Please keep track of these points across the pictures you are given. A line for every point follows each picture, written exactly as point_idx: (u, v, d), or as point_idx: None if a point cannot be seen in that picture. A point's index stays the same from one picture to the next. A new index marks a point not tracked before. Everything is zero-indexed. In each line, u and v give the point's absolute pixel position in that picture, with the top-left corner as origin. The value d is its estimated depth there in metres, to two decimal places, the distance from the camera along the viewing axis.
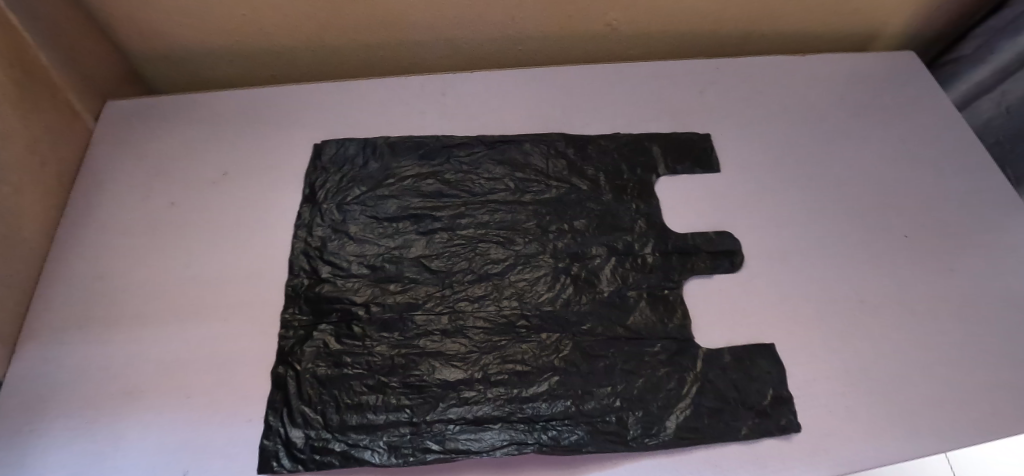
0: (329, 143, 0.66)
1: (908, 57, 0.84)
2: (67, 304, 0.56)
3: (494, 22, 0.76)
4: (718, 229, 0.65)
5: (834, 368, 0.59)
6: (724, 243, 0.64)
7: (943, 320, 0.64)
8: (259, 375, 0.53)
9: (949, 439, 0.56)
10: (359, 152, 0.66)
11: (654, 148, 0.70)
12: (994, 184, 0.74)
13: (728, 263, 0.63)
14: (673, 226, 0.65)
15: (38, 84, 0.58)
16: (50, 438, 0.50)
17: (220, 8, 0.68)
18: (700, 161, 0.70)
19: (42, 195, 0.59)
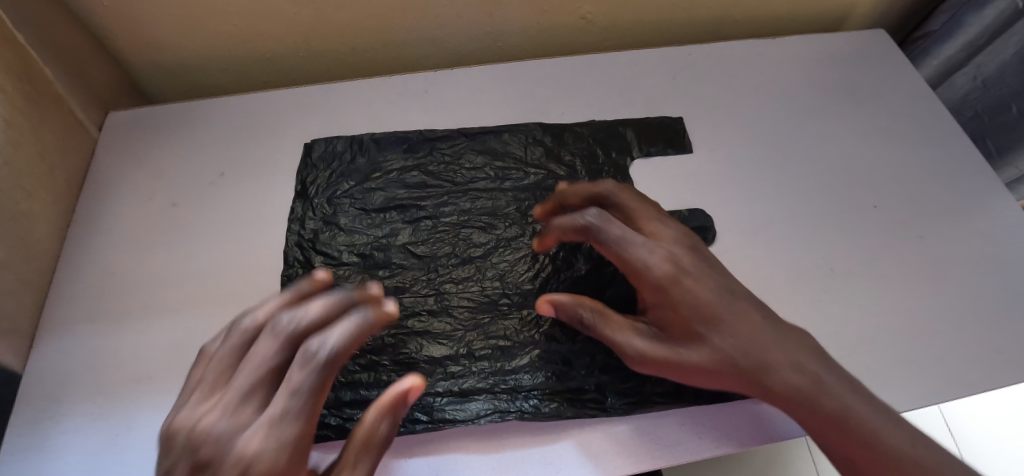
0: (318, 142, 0.69)
1: (878, 35, 0.86)
2: (80, 300, 0.60)
3: (473, 20, 0.79)
4: (691, 207, 0.68)
5: (806, 333, 0.62)
6: (697, 219, 0.67)
7: (912, 284, 0.66)
8: None
9: (917, 395, 0.59)
10: (347, 148, 0.69)
11: (630, 132, 0.73)
12: (962, 154, 0.76)
13: (701, 238, 0.66)
14: None
15: (45, 97, 0.62)
16: (68, 423, 0.54)
17: (212, 20, 0.72)
18: (673, 142, 0.73)
19: (53, 201, 0.63)
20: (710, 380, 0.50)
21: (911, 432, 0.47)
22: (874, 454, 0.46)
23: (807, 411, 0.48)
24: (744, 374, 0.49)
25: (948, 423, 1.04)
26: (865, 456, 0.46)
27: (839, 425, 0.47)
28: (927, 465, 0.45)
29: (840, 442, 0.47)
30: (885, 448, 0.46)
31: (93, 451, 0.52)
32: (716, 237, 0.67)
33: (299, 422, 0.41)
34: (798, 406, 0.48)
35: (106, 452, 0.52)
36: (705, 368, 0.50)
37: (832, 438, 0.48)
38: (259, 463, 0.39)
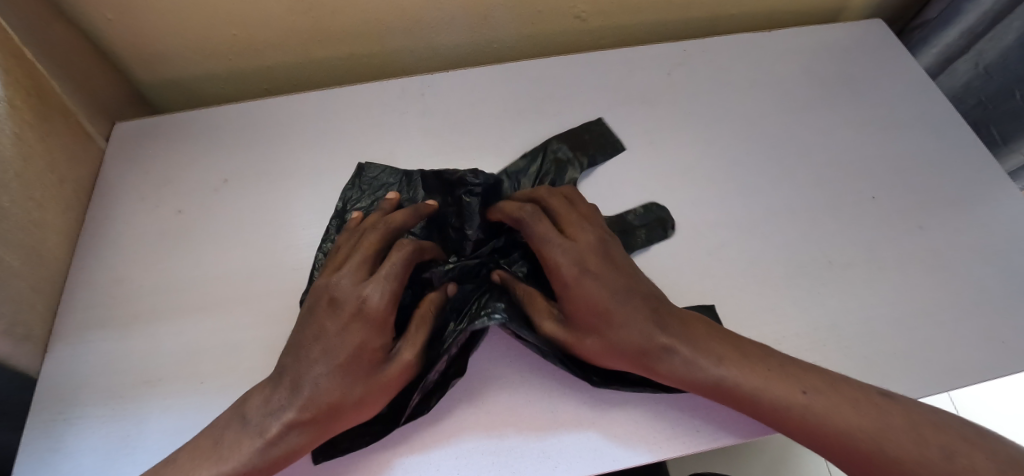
0: (370, 166, 0.69)
1: (874, 25, 0.86)
2: (91, 306, 0.62)
3: (468, 23, 0.80)
4: (644, 203, 0.68)
5: (805, 326, 0.62)
6: (654, 212, 0.67)
7: (914, 273, 0.66)
8: (262, 359, 0.58)
9: (918, 384, 0.59)
10: (392, 179, 0.68)
11: (561, 145, 0.72)
12: (962, 143, 0.75)
13: (662, 231, 0.66)
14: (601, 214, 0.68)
15: (54, 110, 0.64)
16: (82, 425, 0.56)
17: (213, 30, 0.74)
18: (607, 146, 0.72)
19: (62, 210, 0.65)
20: (612, 365, 0.54)
21: (800, 376, 0.52)
22: (760, 408, 0.51)
23: (696, 384, 0.52)
24: (641, 358, 0.53)
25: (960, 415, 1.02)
26: (755, 410, 0.51)
27: (728, 391, 0.51)
28: (815, 407, 0.50)
29: (732, 404, 0.52)
30: (770, 401, 0.51)
31: (106, 452, 0.54)
32: (713, 231, 0.67)
33: (396, 284, 0.54)
34: (692, 379, 0.52)
35: (119, 452, 0.54)
36: (606, 357, 0.54)
37: (727, 400, 0.52)
38: (367, 307, 0.53)
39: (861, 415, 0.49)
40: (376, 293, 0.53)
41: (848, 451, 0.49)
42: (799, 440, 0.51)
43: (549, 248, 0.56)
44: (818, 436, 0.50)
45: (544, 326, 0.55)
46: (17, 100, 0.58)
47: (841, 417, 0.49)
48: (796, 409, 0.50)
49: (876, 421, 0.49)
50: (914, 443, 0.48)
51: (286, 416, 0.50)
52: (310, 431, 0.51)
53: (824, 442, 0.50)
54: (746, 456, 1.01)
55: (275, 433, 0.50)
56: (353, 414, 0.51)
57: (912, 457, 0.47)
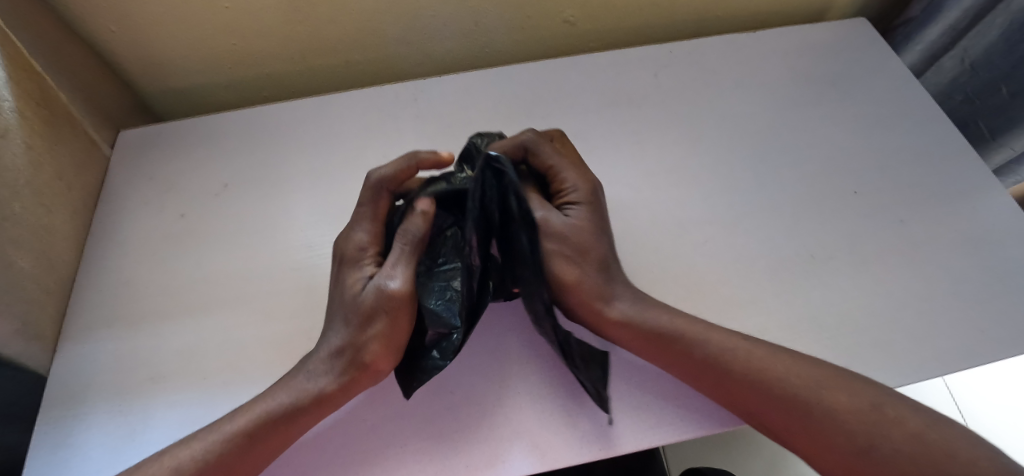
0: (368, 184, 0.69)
1: (858, 24, 0.88)
2: (98, 307, 0.65)
3: (459, 29, 0.83)
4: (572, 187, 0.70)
5: (787, 317, 0.63)
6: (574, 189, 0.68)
7: (895, 265, 0.67)
8: (262, 354, 0.61)
9: (899, 374, 0.60)
10: None
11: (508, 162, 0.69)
12: (944, 137, 0.77)
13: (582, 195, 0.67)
14: None
15: (61, 119, 0.67)
16: (91, 421, 0.58)
17: (212, 39, 0.76)
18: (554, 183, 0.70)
19: (70, 215, 0.67)
20: (566, 276, 0.59)
21: (739, 334, 0.56)
22: (698, 351, 0.54)
23: (626, 326, 0.57)
24: (585, 288, 0.58)
25: (958, 407, 1.03)
26: (699, 353, 0.54)
27: (666, 332, 0.55)
28: (752, 355, 0.53)
29: (677, 351, 0.55)
30: (713, 347, 0.54)
31: (115, 446, 0.57)
32: (697, 228, 0.69)
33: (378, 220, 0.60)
34: (630, 319, 0.57)
35: (127, 445, 0.57)
36: (564, 267, 0.59)
37: (665, 348, 0.55)
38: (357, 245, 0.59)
39: (795, 365, 0.52)
40: (362, 233, 0.60)
41: (784, 400, 0.51)
42: (737, 397, 0.53)
43: (570, 170, 0.64)
44: (756, 383, 0.52)
45: (538, 213, 0.61)
46: (26, 110, 0.61)
47: (777, 363, 0.52)
48: (737, 353, 0.53)
49: (809, 373, 0.52)
50: (844, 392, 0.50)
51: (320, 368, 0.55)
52: (344, 375, 0.55)
53: (765, 393, 0.51)
54: (744, 451, 1.03)
55: (312, 383, 0.54)
56: (377, 350, 0.55)
57: (845, 405, 0.49)
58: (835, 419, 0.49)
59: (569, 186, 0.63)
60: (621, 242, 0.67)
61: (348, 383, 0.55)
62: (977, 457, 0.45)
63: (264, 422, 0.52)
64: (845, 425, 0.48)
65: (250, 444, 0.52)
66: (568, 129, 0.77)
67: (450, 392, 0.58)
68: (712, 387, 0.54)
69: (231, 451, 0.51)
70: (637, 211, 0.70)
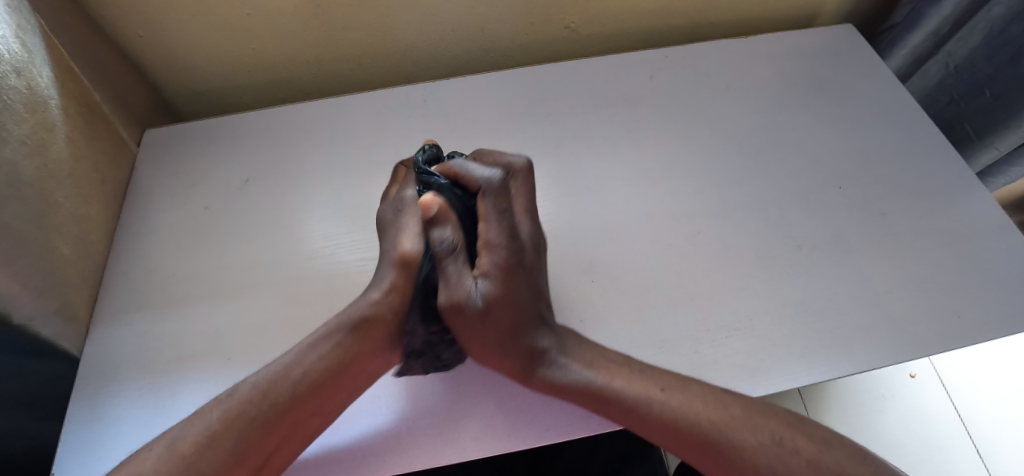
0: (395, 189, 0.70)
1: (845, 30, 0.93)
2: (128, 292, 0.69)
3: (466, 34, 0.87)
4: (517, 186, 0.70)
5: (774, 303, 0.67)
6: None
7: (878, 256, 0.71)
8: (281, 336, 0.65)
9: (879, 356, 0.64)
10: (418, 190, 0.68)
11: None
12: (925, 137, 0.81)
13: None
14: (585, 216, 0.73)
15: (96, 116, 0.71)
16: (124, 397, 0.62)
17: (234, 43, 0.81)
18: None
19: (103, 206, 0.72)
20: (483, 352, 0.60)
21: (661, 377, 0.58)
22: (622, 406, 0.56)
23: (551, 386, 0.58)
24: (507, 363, 0.59)
25: (957, 411, 1.06)
26: (622, 407, 0.56)
27: (590, 388, 0.57)
28: (669, 403, 0.55)
29: (596, 406, 0.57)
30: (629, 401, 0.56)
31: (145, 420, 0.61)
32: (690, 219, 0.73)
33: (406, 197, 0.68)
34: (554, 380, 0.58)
35: (157, 419, 0.61)
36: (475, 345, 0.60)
37: (590, 402, 0.57)
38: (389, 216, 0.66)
39: (703, 402, 0.55)
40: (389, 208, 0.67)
41: (696, 437, 0.53)
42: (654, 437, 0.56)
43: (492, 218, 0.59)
44: (670, 425, 0.54)
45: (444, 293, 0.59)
46: (68, 107, 0.65)
47: (688, 404, 0.55)
48: (656, 404, 0.55)
49: (720, 410, 0.54)
50: (750, 429, 0.53)
51: (379, 281, 0.61)
52: (396, 287, 0.60)
53: (681, 433, 0.54)
54: None
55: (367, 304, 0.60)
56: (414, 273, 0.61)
57: (749, 441, 0.52)
58: (741, 455, 0.52)
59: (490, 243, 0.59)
60: (617, 232, 0.71)
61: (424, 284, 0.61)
62: (876, 468, 0.50)
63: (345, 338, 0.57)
64: (751, 462, 0.51)
65: (342, 363, 0.57)
66: (569, 129, 0.81)
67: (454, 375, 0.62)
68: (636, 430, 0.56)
69: (262, 389, 0.54)
70: (634, 204, 0.74)
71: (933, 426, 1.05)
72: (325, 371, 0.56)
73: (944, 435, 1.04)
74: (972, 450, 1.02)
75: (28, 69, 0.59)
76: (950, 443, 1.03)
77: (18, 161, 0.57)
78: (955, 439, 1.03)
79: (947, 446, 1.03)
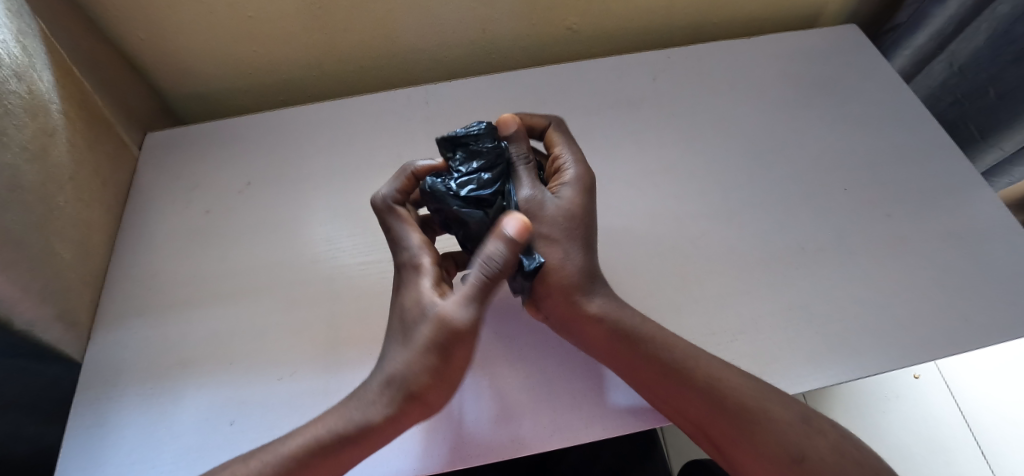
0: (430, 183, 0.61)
1: (848, 30, 0.92)
2: (131, 296, 0.69)
3: (467, 36, 0.87)
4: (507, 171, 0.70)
5: (778, 306, 0.66)
6: None
7: (882, 258, 0.70)
8: (283, 340, 0.64)
9: (884, 360, 0.63)
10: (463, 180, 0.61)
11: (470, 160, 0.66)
12: (930, 137, 0.80)
13: None
14: None
15: (97, 120, 0.71)
16: (126, 402, 0.62)
17: (235, 45, 0.81)
18: None
19: (104, 210, 0.72)
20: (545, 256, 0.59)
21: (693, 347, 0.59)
22: (662, 358, 0.56)
23: (601, 323, 0.58)
24: (563, 277, 0.59)
25: (961, 411, 1.05)
26: (665, 361, 0.56)
27: (639, 332, 0.58)
28: (708, 367, 0.56)
29: (644, 349, 0.57)
30: (676, 352, 0.56)
31: (147, 425, 0.60)
32: (695, 222, 0.72)
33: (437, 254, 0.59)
34: (605, 315, 0.58)
35: (160, 424, 0.60)
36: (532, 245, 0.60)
37: (636, 347, 0.57)
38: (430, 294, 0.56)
39: (740, 377, 0.56)
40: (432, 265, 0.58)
41: (737, 409, 0.54)
42: (692, 411, 0.55)
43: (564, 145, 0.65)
44: (712, 394, 0.55)
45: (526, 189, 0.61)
46: (68, 111, 0.65)
47: (729, 373, 0.56)
48: (698, 366, 0.56)
49: (749, 381, 0.56)
50: (782, 405, 0.54)
51: (382, 385, 0.54)
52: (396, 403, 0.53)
53: (724, 405, 0.54)
54: None
55: (362, 414, 0.54)
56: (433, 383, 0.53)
57: (782, 416, 0.54)
58: (777, 431, 0.53)
59: (564, 174, 0.63)
60: (621, 234, 0.71)
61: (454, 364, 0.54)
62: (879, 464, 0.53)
63: (331, 443, 0.53)
64: (783, 434, 0.53)
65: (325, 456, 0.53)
66: (571, 131, 0.81)
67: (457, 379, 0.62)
68: (671, 393, 0.56)
69: None
70: (637, 206, 0.73)
71: (938, 427, 1.04)
72: (303, 459, 0.53)
73: (949, 435, 1.04)
74: (977, 451, 1.02)
75: (28, 73, 0.59)
76: (954, 444, 1.03)
77: (20, 166, 0.57)
78: (960, 440, 1.03)
79: (951, 447, 1.03)
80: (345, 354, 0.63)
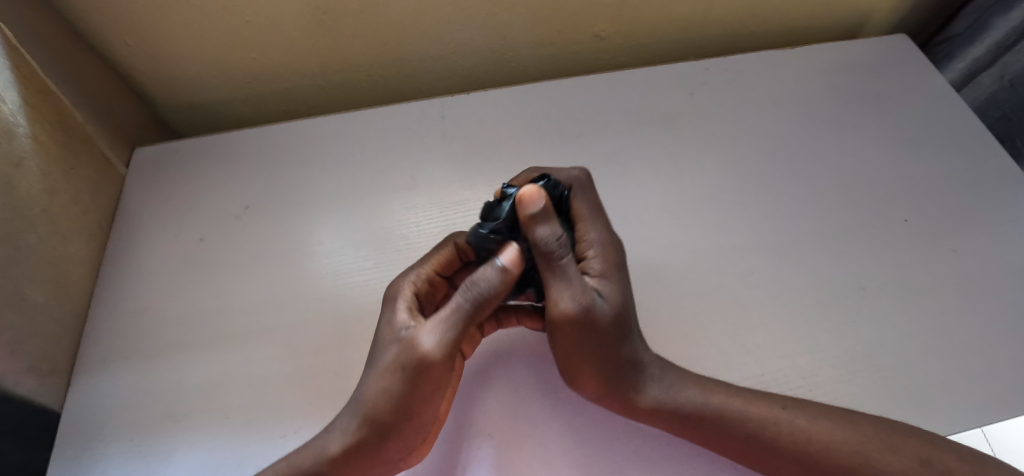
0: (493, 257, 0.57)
1: (899, 41, 0.85)
2: (115, 337, 0.62)
3: (487, 43, 0.80)
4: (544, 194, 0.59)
5: (838, 356, 0.59)
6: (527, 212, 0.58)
7: (950, 300, 0.63)
8: (285, 391, 0.57)
9: (961, 419, 0.56)
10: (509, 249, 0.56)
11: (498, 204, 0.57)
12: (995, 161, 0.73)
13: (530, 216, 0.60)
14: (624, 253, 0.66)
15: (76, 140, 0.64)
16: (108, 461, 0.55)
17: (231, 53, 0.73)
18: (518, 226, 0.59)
19: (86, 240, 0.65)
20: (609, 364, 0.53)
21: (776, 396, 0.53)
22: (736, 432, 0.51)
23: (662, 412, 0.52)
24: (622, 380, 0.53)
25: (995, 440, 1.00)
26: (743, 433, 0.51)
27: (705, 415, 0.52)
28: (798, 424, 0.50)
29: (716, 432, 0.51)
30: (759, 428, 0.51)
31: None
32: (742, 257, 0.65)
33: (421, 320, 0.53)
34: (665, 405, 0.52)
35: None
36: (592, 364, 0.53)
37: (708, 428, 0.51)
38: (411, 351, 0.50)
39: (819, 423, 0.50)
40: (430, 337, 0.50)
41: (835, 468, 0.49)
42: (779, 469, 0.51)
43: (590, 223, 0.57)
44: (800, 455, 0.50)
45: (568, 301, 0.51)
46: (40, 133, 0.58)
47: (819, 430, 0.50)
48: (782, 429, 0.50)
49: (851, 431, 0.50)
50: (885, 449, 0.48)
51: (337, 425, 0.52)
52: (352, 441, 0.50)
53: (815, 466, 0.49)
54: None
55: (321, 444, 0.51)
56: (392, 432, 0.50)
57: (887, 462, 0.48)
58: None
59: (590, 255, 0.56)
60: (662, 271, 0.64)
61: (433, 396, 0.51)
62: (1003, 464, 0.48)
63: None
64: None
65: None
66: (602, 151, 0.74)
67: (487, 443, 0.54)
68: (751, 458, 0.51)
69: None
70: (678, 240, 0.67)
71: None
72: None
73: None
74: None
75: None
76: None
77: None
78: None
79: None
80: None
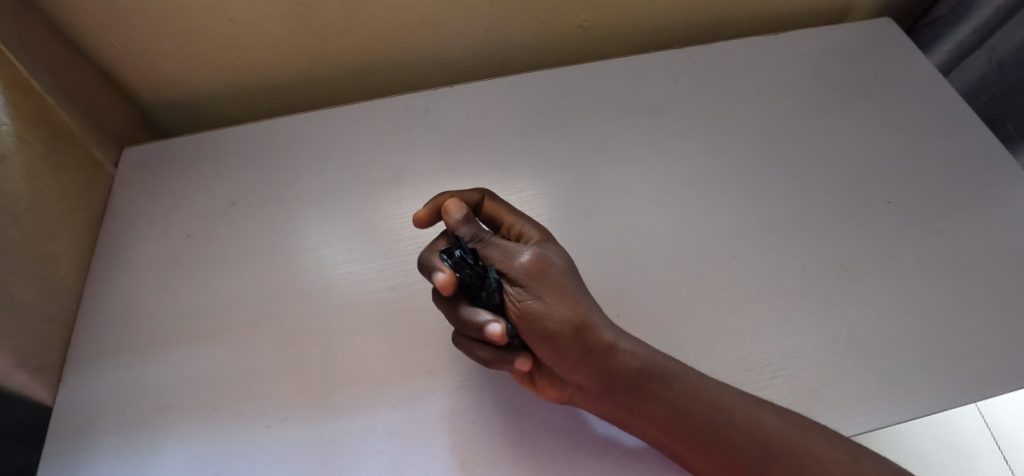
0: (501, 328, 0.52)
1: (883, 24, 0.85)
2: (104, 332, 0.63)
3: (470, 35, 0.80)
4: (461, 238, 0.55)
5: (821, 337, 0.60)
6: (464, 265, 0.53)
7: (934, 282, 0.63)
8: (272, 383, 0.58)
9: (943, 398, 0.56)
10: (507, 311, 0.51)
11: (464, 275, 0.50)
12: (980, 142, 0.73)
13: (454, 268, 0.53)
14: (608, 240, 0.66)
15: (60, 140, 0.66)
16: (97, 454, 0.56)
17: (217, 52, 0.74)
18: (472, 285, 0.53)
19: (74, 238, 0.66)
20: (577, 305, 0.50)
21: (734, 387, 0.53)
22: (702, 402, 0.50)
23: (638, 365, 0.51)
24: (589, 326, 0.50)
25: (987, 422, 1.01)
26: (703, 410, 0.50)
27: (672, 378, 0.51)
28: (749, 409, 0.50)
29: (682, 390, 0.51)
30: (718, 399, 0.51)
31: None
32: (724, 241, 0.66)
33: None
34: (639, 359, 0.51)
35: None
36: (563, 304, 0.49)
37: (676, 387, 0.51)
38: None
39: (767, 415, 0.50)
40: None
41: (784, 455, 0.48)
42: (738, 462, 0.49)
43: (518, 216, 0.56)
44: (759, 438, 0.49)
45: (527, 253, 0.51)
46: (24, 133, 0.61)
47: (769, 416, 0.50)
48: (737, 412, 0.50)
49: (795, 423, 0.50)
50: (825, 442, 0.49)
51: None
52: None
53: (770, 452, 0.49)
54: None
55: None
56: None
57: (829, 457, 0.48)
58: (824, 475, 0.48)
59: (529, 236, 0.55)
60: (644, 257, 0.64)
61: None
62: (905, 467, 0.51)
63: None
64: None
65: None
66: (587, 141, 0.74)
67: (470, 431, 0.54)
68: (722, 436, 0.50)
69: None
70: (661, 227, 0.67)
71: (959, 433, 0.99)
72: None
73: (971, 441, 0.99)
74: (1001, 462, 0.97)
75: None
76: (977, 450, 0.98)
77: None
78: (982, 445, 0.98)
79: (974, 453, 0.98)
80: (340, 400, 0.57)
